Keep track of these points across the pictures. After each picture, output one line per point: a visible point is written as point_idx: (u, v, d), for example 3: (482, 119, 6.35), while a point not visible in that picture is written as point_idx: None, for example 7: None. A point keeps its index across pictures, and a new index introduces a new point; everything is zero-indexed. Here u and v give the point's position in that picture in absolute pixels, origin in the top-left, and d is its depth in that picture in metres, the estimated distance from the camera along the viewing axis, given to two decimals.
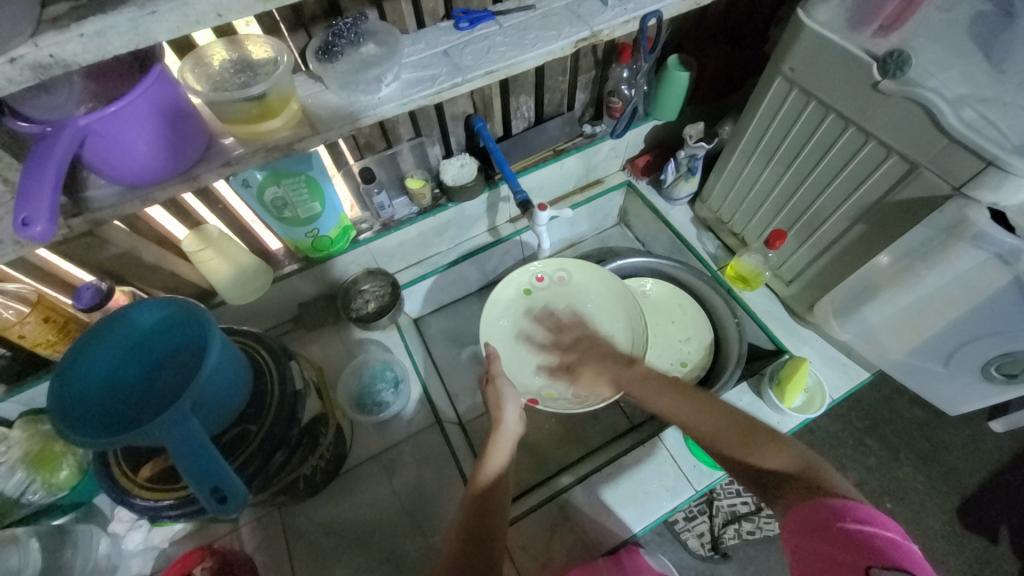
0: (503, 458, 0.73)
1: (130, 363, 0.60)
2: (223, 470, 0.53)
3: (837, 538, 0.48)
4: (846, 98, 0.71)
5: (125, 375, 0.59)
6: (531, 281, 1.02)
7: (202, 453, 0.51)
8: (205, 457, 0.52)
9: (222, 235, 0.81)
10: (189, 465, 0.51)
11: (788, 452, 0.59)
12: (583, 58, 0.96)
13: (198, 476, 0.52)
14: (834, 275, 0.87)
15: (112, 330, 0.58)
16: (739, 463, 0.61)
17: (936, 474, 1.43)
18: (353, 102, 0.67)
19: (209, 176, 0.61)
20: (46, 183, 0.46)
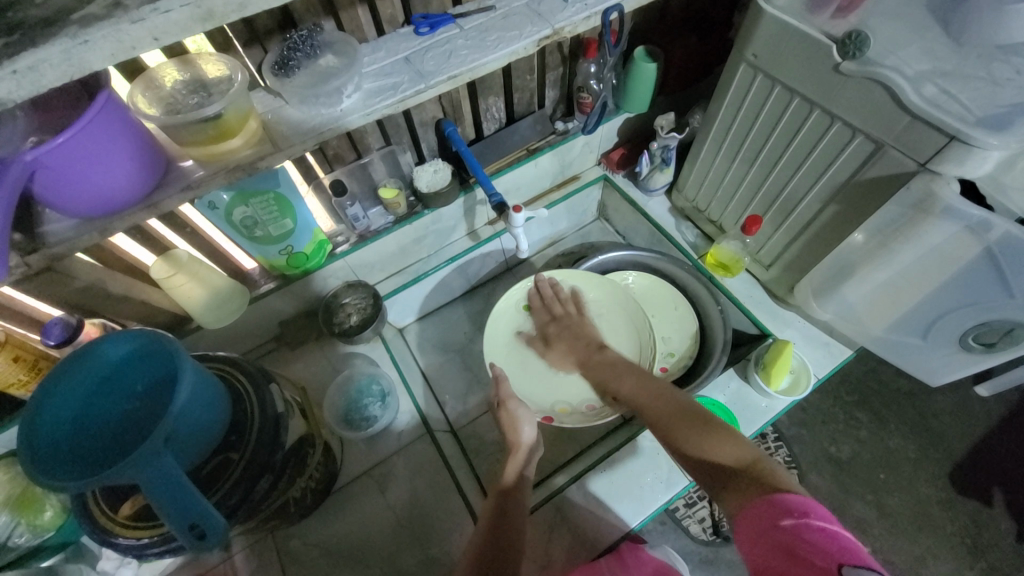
0: (521, 470, 0.74)
1: (101, 400, 0.58)
2: (202, 504, 0.51)
3: (787, 538, 0.46)
4: (810, 83, 0.72)
5: (97, 412, 0.57)
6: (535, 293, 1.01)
7: (178, 488, 0.50)
8: (182, 492, 0.50)
9: (192, 258, 0.79)
10: (165, 501, 0.50)
11: (740, 449, 0.58)
12: (549, 55, 0.96)
13: (176, 512, 0.50)
14: (811, 256, 0.88)
15: (80, 367, 0.56)
16: (693, 458, 0.61)
17: (926, 441, 1.46)
18: (316, 116, 0.65)
19: (170, 202, 0.60)
20: None
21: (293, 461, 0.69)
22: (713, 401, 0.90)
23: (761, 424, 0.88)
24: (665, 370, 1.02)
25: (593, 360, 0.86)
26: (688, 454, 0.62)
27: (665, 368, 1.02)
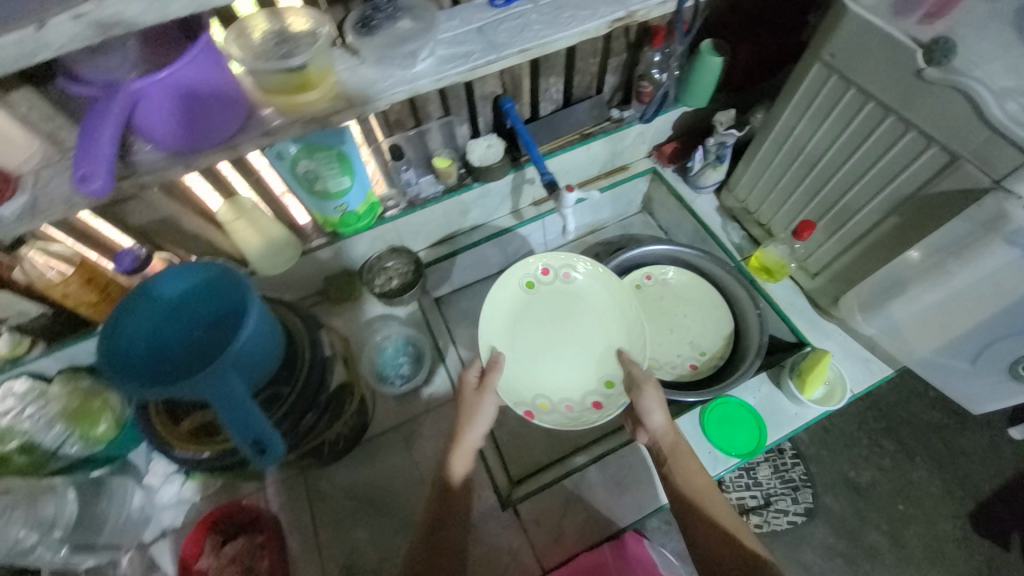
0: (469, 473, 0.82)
1: (174, 322, 0.62)
2: (262, 426, 0.56)
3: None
4: (889, 87, 0.69)
5: (168, 333, 0.62)
6: (534, 274, 1.02)
7: (241, 410, 0.54)
8: (245, 414, 0.55)
9: (253, 206, 0.85)
10: (230, 419, 0.54)
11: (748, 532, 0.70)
12: (615, 40, 0.96)
13: (240, 430, 0.55)
14: (863, 267, 0.86)
15: (161, 289, 0.61)
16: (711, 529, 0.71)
17: (950, 477, 1.51)
18: (387, 76, 0.67)
19: (248, 145, 0.62)
20: (102, 140, 0.50)
21: (332, 407, 0.73)
22: (740, 402, 0.90)
23: (788, 431, 0.87)
24: (694, 367, 1.03)
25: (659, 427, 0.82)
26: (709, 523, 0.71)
27: (694, 365, 1.03)
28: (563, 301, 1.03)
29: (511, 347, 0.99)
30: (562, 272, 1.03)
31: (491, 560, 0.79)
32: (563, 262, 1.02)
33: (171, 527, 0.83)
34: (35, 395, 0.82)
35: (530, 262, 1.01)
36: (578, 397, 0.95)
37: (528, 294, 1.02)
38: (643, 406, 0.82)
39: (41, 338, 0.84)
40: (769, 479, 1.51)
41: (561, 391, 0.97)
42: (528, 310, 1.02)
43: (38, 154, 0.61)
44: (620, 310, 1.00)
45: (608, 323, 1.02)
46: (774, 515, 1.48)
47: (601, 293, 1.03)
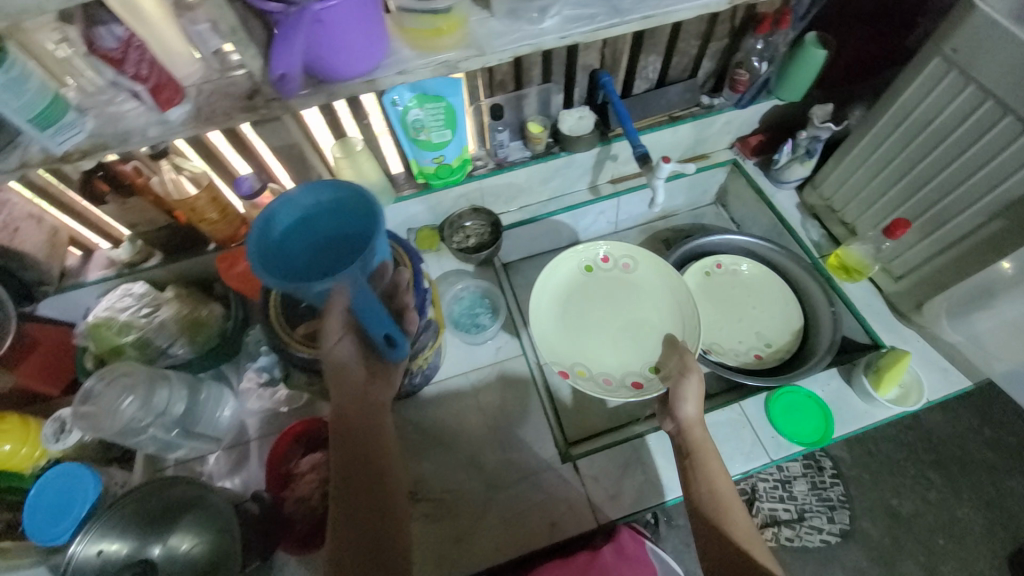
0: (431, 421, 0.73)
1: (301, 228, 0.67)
2: (391, 326, 0.66)
3: None
4: (1013, 84, 0.68)
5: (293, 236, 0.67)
6: (595, 259, 1.08)
7: (376, 310, 0.63)
8: (379, 315, 0.64)
9: (362, 150, 0.90)
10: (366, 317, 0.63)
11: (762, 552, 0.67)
12: (719, 24, 0.97)
13: (374, 327, 0.65)
14: (953, 272, 0.84)
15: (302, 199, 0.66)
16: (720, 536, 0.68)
17: (1001, 520, 1.44)
18: (517, 28, 0.71)
19: (385, 80, 0.67)
20: (295, 50, 0.57)
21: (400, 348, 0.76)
22: (810, 393, 0.90)
23: (855, 427, 0.87)
24: (758, 357, 1.02)
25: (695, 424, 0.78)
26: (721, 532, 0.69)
27: (759, 356, 1.02)
28: (619, 288, 1.07)
29: (562, 320, 1.04)
30: (621, 262, 1.08)
31: (548, 507, 0.83)
32: (625, 252, 1.07)
33: (255, 435, 0.90)
34: (150, 300, 0.89)
35: (589, 248, 1.07)
36: (619, 373, 0.98)
37: (586, 275, 1.08)
38: (679, 393, 0.80)
39: (158, 251, 0.94)
40: (804, 494, 1.48)
41: (605, 367, 1.00)
42: (585, 291, 1.07)
43: (199, 72, 0.68)
44: (674, 301, 1.02)
45: (659, 311, 1.04)
46: (807, 530, 1.44)
47: (655, 280, 1.06)
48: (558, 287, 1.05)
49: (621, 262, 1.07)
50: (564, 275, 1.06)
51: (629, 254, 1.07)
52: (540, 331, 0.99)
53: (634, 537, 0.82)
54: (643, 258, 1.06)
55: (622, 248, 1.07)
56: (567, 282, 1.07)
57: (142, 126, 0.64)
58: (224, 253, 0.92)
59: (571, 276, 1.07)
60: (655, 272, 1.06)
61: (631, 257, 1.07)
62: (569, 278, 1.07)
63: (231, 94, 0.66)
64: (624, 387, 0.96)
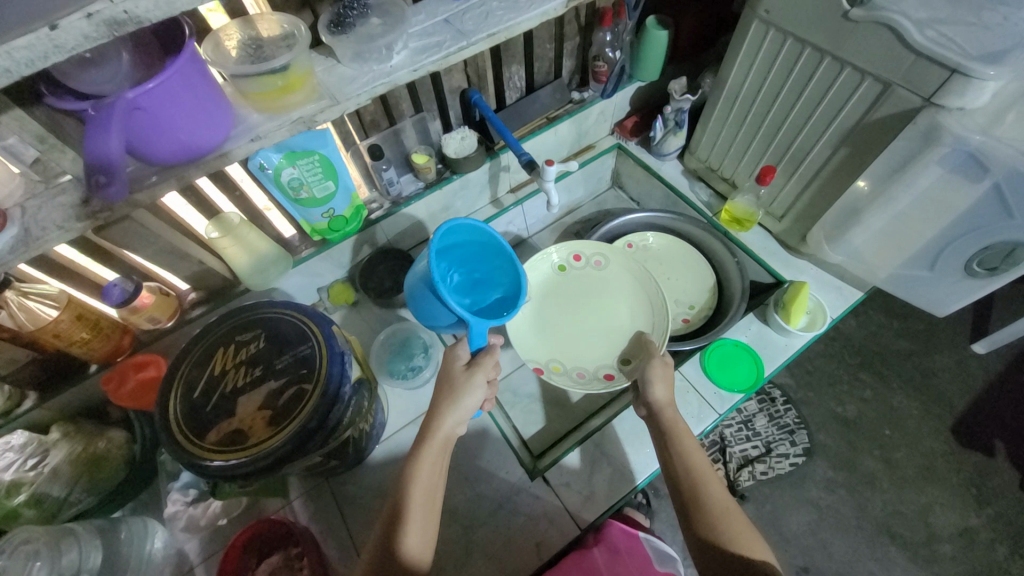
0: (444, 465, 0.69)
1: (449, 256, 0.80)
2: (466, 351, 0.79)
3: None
4: (821, 32, 0.77)
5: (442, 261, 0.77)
6: (567, 258, 1.09)
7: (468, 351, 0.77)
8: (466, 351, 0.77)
9: (241, 222, 0.85)
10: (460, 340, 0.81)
11: (747, 534, 0.68)
12: (568, 24, 1.02)
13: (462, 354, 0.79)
14: (822, 201, 0.94)
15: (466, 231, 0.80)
16: (700, 524, 0.69)
17: (927, 398, 1.63)
18: (366, 70, 0.70)
19: (238, 151, 0.63)
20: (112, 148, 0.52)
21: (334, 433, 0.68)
22: (736, 342, 0.96)
23: (782, 361, 0.94)
24: (686, 321, 1.08)
25: (665, 407, 0.81)
26: (701, 521, 0.70)
27: (686, 319, 1.08)
28: (592, 284, 1.08)
29: (538, 321, 1.05)
30: (593, 260, 1.09)
31: (530, 528, 0.82)
32: (596, 250, 1.09)
33: (199, 559, 0.81)
34: (36, 447, 0.77)
35: (562, 247, 1.09)
36: (592, 367, 0.99)
37: (560, 275, 1.09)
38: (646, 378, 0.85)
39: (32, 389, 0.81)
40: (766, 427, 1.58)
41: (578, 360, 1.01)
42: (560, 290, 1.08)
43: (19, 187, 0.60)
44: (642, 289, 1.04)
45: (624, 301, 1.05)
46: (776, 460, 1.53)
47: (619, 272, 1.07)
48: (534, 289, 1.07)
49: (592, 261, 1.09)
50: (538, 277, 1.08)
51: (600, 251, 1.09)
52: (514, 333, 1.01)
53: (621, 529, 0.90)
54: (614, 255, 1.08)
55: (589, 245, 1.09)
56: (545, 283, 1.08)
57: None
58: (108, 372, 0.82)
59: (545, 276, 1.09)
60: (620, 270, 1.07)
61: (602, 254, 1.09)
62: (545, 279, 1.08)
63: (63, 203, 0.59)
64: (596, 379, 0.97)
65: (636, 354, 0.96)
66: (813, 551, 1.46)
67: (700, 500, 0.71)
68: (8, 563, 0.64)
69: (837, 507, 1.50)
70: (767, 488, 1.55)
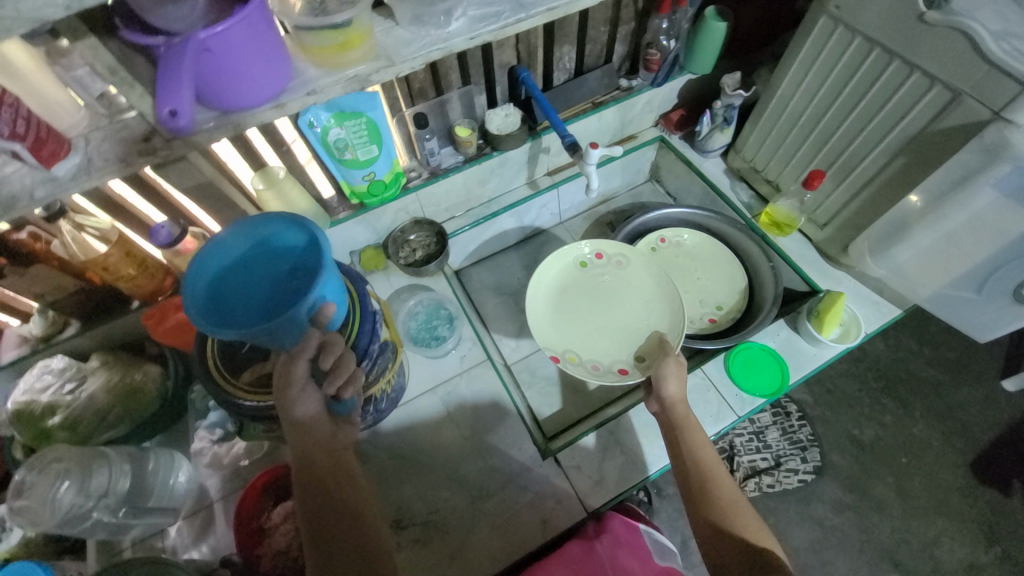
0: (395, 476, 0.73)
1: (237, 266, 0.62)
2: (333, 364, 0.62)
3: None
4: (891, 34, 0.74)
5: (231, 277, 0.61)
6: (588, 255, 1.08)
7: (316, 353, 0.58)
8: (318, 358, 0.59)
9: (285, 177, 0.86)
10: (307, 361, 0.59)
11: (756, 527, 0.70)
12: (625, 8, 1.00)
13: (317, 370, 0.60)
14: (869, 212, 0.91)
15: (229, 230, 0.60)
16: (710, 517, 0.71)
17: (950, 430, 1.58)
18: (422, 34, 0.70)
19: (294, 104, 0.65)
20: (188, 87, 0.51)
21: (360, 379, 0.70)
22: (763, 346, 0.94)
23: (809, 371, 0.92)
24: (713, 321, 1.06)
25: (678, 402, 0.81)
26: (711, 513, 0.71)
27: (713, 319, 1.06)
28: (613, 283, 1.07)
29: (555, 315, 1.04)
30: (614, 260, 1.08)
31: (537, 505, 0.82)
32: (618, 250, 1.08)
33: (217, 496, 0.84)
34: (74, 372, 0.81)
35: (584, 243, 1.08)
36: (607, 361, 0.98)
37: (580, 271, 1.08)
38: (660, 374, 0.84)
39: (76, 317, 0.86)
40: (778, 441, 1.56)
41: (594, 354, 1.00)
42: (581, 287, 1.07)
43: (86, 119, 0.63)
44: (662, 290, 1.02)
45: (644, 301, 1.03)
46: (785, 474, 1.52)
47: (642, 273, 1.06)
48: (552, 283, 1.06)
49: (613, 261, 1.07)
50: (558, 271, 1.07)
51: (620, 252, 1.07)
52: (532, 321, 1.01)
53: (623, 521, 0.85)
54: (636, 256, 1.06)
55: (609, 244, 1.08)
56: (564, 279, 1.07)
57: (26, 188, 0.58)
58: (149, 311, 0.85)
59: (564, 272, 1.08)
60: (642, 269, 1.06)
61: (623, 255, 1.07)
62: (565, 274, 1.08)
63: (127, 138, 0.62)
64: (610, 372, 0.96)
65: (651, 352, 0.94)
66: (813, 568, 1.45)
67: (708, 493, 0.73)
68: (44, 477, 0.68)
69: (843, 528, 1.48)
70: (772, 501, 1.54)
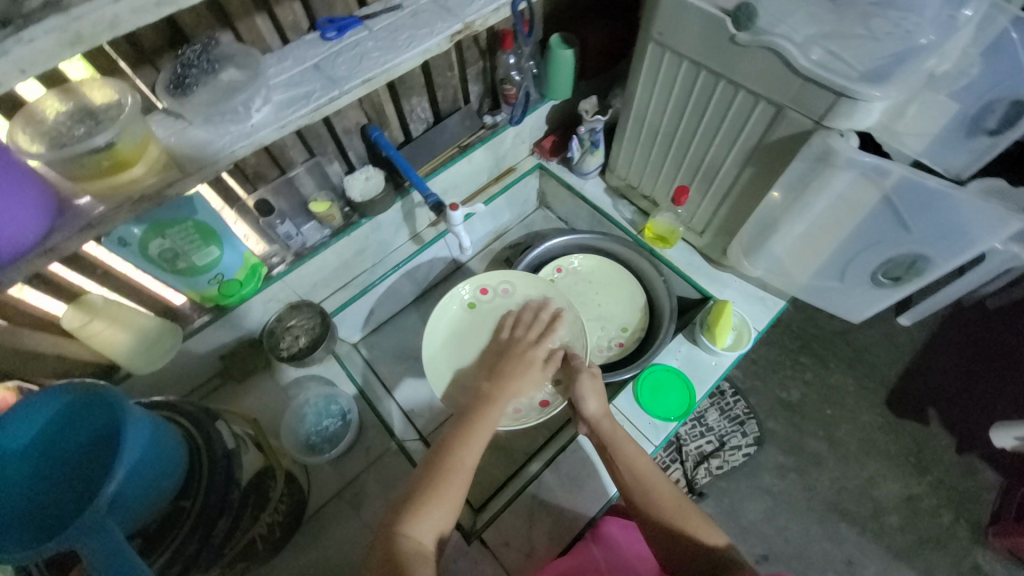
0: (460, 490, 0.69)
1: (38, 468, 0.55)
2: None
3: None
4: (713, 57, 0.75)
5: (39, 480, 0.55)
6: (473, 293, 0.98)
7: (121, 560, 0.47)
8: (124, 567, 0.47)
9: (109, 301, 0.74)
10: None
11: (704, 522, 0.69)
12: (467, 49, 0.96)
13: None
14: (735, 217, 0.94)
15: (0, 431, 0.52)
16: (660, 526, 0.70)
17: (863, 373, 1.69)
18: (221, 134, 0.62)
19: (72, 244, 0.54)
20: None
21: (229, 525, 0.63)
22: (667, 367, 0.95)
23: (713, 382, 0.93)
24: (620, 345, 1.06)
25: (598, 422, 0.78)
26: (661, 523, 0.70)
27: (621, 343, 1.06)
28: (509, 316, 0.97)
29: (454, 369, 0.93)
30: (501, 289, 0.98)
31: None
32: (501, 277, 0.99)
33: None
34: None
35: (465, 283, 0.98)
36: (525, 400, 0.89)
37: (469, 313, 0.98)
38: (578, 395, 0.80)
39: None
40: (718, 421, 1.61)
41: None
42: (473, 329, 0.96)
43: None
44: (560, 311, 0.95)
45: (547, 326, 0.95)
46: (730, 453, 1.57)
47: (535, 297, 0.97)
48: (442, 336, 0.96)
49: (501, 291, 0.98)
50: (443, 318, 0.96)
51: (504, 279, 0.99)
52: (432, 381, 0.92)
53: (620, 524, 0.86)
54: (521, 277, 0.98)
55: (492, 274, 0.99)
56: (453, 324, 0.97)
57: None
58: None
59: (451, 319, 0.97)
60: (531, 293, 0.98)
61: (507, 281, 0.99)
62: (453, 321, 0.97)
63: None
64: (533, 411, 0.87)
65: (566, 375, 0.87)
66: (771, 537, 1.50)
67: (652, 505, 0.71)
68: None
69: (790, 491, 1.55)
70: (724, 481, 1.58)
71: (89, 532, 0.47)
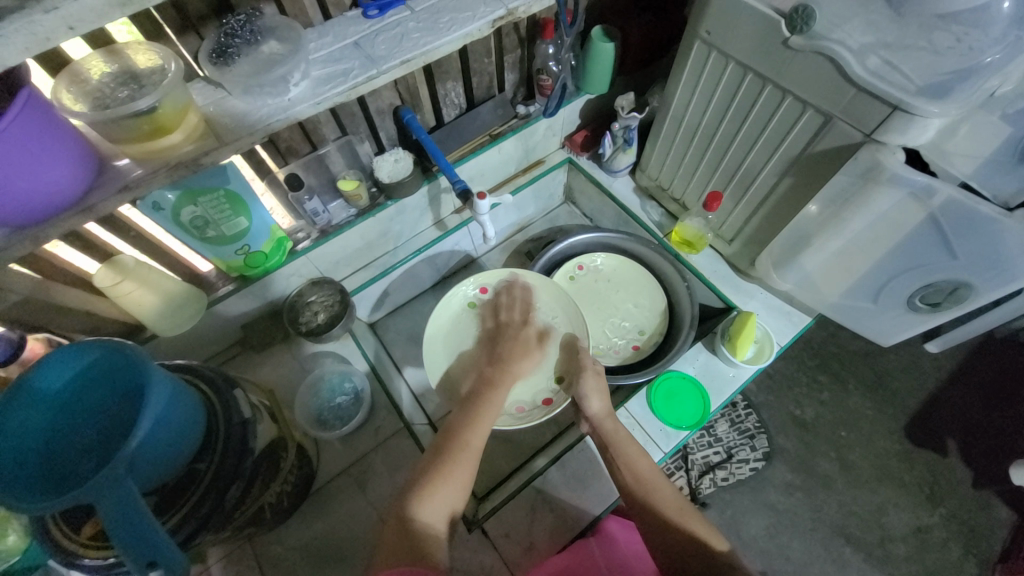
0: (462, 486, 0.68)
1: (66, 417, 0.57)
2: (159, 539, 0.50)
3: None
4: (762, 59, 0.73)
5: (66, 430, 0.57)
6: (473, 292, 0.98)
7: (134, 518, 0.49)
8: (137, 526, 0.49)
9: (140, 264, 0.76)
10: (119, 538, 0.48)
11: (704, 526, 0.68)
12: (506, 36, 0.95)
13: (132, 550, 0.48)
14: (768, 227, 0.91)
15: (35, 377, 0.54)
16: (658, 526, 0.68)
17: (882, 397, 1.64)
18: (261, 106, 0.63)
19: (107, 205, 0.55)
20: None
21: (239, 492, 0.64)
22: (683, 374, 0.93)
23: (729, 394, 0.91)
24: (637, 347, 1.04)
25: (598, 420, 0.78)
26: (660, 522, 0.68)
27: (637, 346, 1.04)
28: None
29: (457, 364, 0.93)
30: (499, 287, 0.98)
31: None
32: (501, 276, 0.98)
33: None
34: None
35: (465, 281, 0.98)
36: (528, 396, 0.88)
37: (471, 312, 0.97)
38: (581, 392, 0.80)
39: None
40: (727, 432, 1.58)
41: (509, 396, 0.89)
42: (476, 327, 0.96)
43: None
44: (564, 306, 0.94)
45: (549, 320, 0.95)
46: (736, 465, 1.53)
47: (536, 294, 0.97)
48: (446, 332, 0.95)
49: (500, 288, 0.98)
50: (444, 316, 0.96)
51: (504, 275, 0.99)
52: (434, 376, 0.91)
53: (621, 522, 0.83)
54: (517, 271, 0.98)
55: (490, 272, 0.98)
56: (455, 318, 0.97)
57: None
58: None
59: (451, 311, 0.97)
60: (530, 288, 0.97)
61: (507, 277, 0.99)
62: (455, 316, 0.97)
63: None
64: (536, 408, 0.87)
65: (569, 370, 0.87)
66: (771, 554, 1.48)
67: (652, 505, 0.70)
68: None
69: (794, 510, 1.52)
70: (728, 493, 1.56)
71: (108, 486, 0.48)
